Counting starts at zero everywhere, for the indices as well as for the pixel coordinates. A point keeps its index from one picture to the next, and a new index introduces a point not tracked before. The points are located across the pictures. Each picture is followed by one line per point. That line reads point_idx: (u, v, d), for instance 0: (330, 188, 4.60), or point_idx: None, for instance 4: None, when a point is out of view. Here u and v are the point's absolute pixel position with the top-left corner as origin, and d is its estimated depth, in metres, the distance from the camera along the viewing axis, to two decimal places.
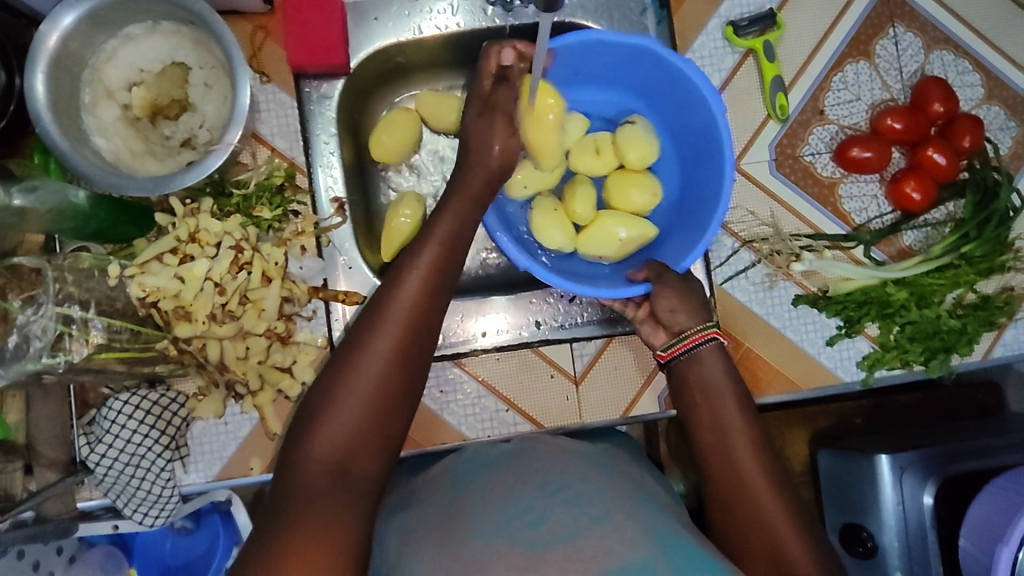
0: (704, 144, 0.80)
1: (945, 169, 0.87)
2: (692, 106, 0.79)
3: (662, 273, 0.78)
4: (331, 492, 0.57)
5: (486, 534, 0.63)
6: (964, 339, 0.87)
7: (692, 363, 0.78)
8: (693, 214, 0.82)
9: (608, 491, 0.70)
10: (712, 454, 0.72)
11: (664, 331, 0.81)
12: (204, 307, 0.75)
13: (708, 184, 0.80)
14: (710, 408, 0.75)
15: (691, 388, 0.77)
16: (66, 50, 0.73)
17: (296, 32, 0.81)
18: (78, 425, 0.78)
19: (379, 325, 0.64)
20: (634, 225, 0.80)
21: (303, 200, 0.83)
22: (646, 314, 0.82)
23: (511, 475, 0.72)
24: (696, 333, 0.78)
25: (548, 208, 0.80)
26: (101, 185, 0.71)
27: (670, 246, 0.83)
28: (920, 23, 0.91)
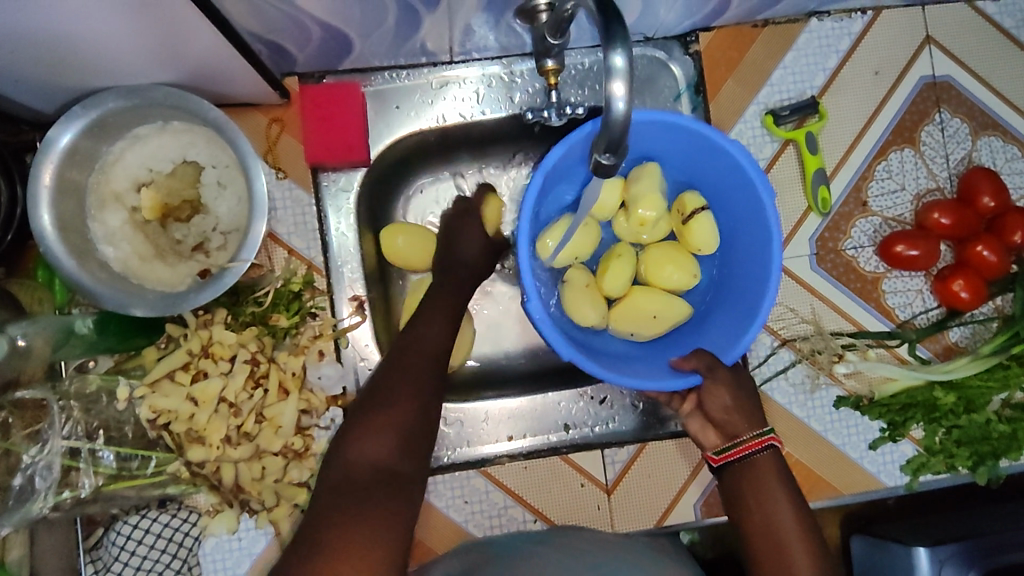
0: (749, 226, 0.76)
1: (995, 266, 0.82)
2: (738, 188, 0.74)
3: (713, 367, 0.72)
4: (375, 490, 0.54)
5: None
6: (1015, 445, 0.82)
7: (749, 471, 0.70)
8: (734, 296, 0.78)
9: (654, 574, 0.67)
10: (770, 569, 0.65)
11: (715, 431, 0.75)
12: (219, 429, 0.71)
13: (752, 268, 0.76)
14: (765, 518, 0.67)
15: (747, 495, 0.69)
16: (66, 179, 0.70)
17: (315, 128, 0.77)
18: (84, 551, 0.73)
19: (397, 363, 0.63)
20: (669, 308, 0.76)
21: (321, 303, 0.78)
22: (692, 410, 0.78)
23: (556, 555, 0.69)
24: (753, 439, 0.71)
25: (580, 284, 0.77)
26: (110, 305, 0.67)
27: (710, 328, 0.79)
28: (967, 108, 0.87)
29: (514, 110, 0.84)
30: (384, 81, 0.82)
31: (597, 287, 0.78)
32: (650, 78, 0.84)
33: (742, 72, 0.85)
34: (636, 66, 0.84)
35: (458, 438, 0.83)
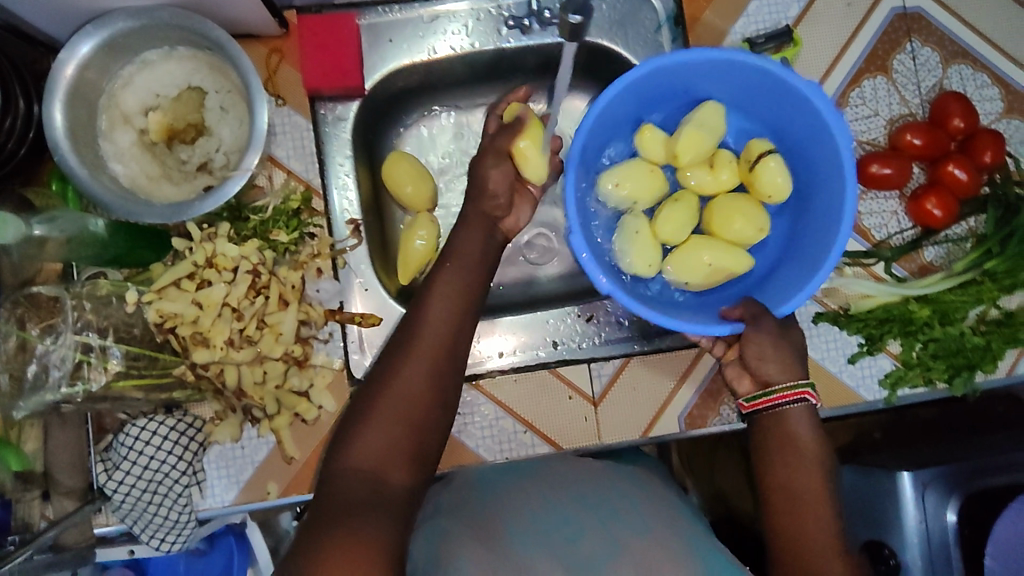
0: (820, 176, 0.75)
1: (966, 185, 0.85)
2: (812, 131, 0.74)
3: (758, 316, 0.72)
4: (366, 505, 0.57)
5: (524, 543, 0.66)
6: (988, 356, 0.85)
7: (776, 421, 0.72)
8: (801, 249, 0.77)
9: (643, 504, 0.73)
10: (780, 514, 0.70)
11: (749, 379, 0.76)
12: (222, 332, 0.75)
13: (820, 220, 0.75)
14: (787, 469, 0.71)
15: (769, 443, 0.72)
16: (83, 79, 0.74)
17: (312, 55, 0.81)
18: (95, 451, 0.78)
19: (412, 350, 0.64)
20: (728, 259, 0.75)
21: (319, 223, 0.82)
22: (733, 357, 0.78)
23: (541, 486, 0.75)
24: (784, 390, 0.72)
25: (637, 229, 0.76)
26: (118, 213, 0.71)
27: (772, 283, 0.78)
28: (937, 38, 0.90)
29: (500, 43, 0.87)
30: (376, 15, 0.86)
31: (654, 234, 0.77)
32: (632, 10, 0.88)
33: (720, 4, 0.89)
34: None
35: None
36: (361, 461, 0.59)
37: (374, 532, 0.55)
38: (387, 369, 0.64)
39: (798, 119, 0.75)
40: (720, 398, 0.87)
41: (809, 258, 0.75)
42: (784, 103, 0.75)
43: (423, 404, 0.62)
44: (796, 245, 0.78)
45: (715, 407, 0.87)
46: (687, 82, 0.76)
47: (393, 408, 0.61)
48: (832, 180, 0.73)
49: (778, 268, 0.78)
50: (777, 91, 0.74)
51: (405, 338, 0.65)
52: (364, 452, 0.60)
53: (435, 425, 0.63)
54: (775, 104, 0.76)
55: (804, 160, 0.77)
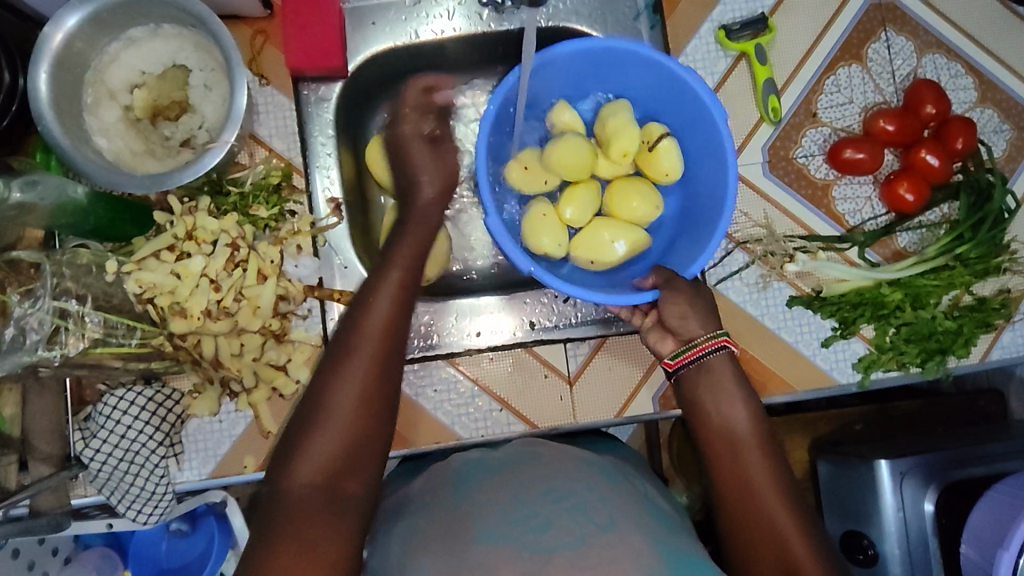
0: (706, 157, 0.78)
1: (937, 170, 0.87)
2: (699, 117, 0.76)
3: (671, 280, 0.74)
4: (320, 513, 0.57)
5: (490, 538, 0.63)
6: (960, 340, 0.86)
7: (703, 374, 0.73)
8: (695, 225, 0.79)
9: (612, 499, 0.69)
10: (722, 464, 0.69)
11: (672, 338, 0.77)
12: (199, 303, 0.76)
13: (710, 198, 0.77)
14: (721, 421, 0.71)
15: (702, 396, 0.72)
16: (70, 50, 0.75)
17: (294, 35, 0.83)
18: (74, 421, 0.78)
19: (358, 346, 0.63)
20: (628, 235, 0.77)
21: (299, 200, 0.84)
22: (653, 322, 0.80)
23: (512, 482, 0.71)
24: (703, 343, 0.73)
25: (542, 214, 0.78)
26: (101, 182, 0.73)
27: (676, 254, 0.80)
28: (911, 27, 0.92)
29: (482, 27, 0.89)
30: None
31: (557, 216, 0.78)
32: None
33: None
34: None
35: (429, 331, 0.88)
36: (312, 467, 0.58)
37: (329, 542, 0.56)
38: (333, 367, 0.62)
39: (683, 104, 0.77)
40: None
41: (704, 230, 0.77)
42: (672, 90, 0.77)
43: (372, 402, 0.61)
44: (692, 220, 0.80)
45: None
46: (583, 73, 0.79)
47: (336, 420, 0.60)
48: (716, 161, 0.76)
49: (678, 242, 0.81)
50: (662, 79, 0.76)
51: (350, 335, 0.63)
52: (314, 456, 0.58)
53: (382, 422, 0.62)
54: (662, 92, 0.78)
55: (694, 142, 0.79)
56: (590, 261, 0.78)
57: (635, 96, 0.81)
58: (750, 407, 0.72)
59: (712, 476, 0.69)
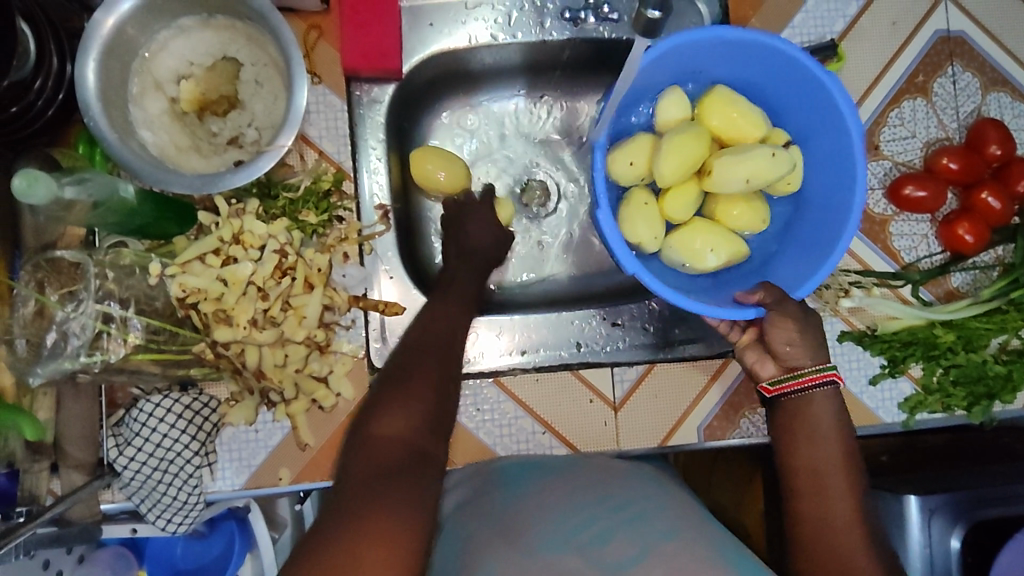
0: (824, 165, 0.76)
1: (999, 213, 0.86)
2: (824, 126, 0.75)
3: (782, 299, 0.73)
4: (394, 476, 0.54)
5: (553, 547, 0.62)
6: (1009, 386, 0.84)
7: (802, 406, 0.73)
8: (803, 236, 0.78)
9: (670, 508, 0.69)
10: (805, 500, 0.69)
11: (772, 362, 0.77)
12: (246, 311, 0.73)
13: (823, 210, 0.76)
14: (809, 450, 0.70)
15: (792, 426, 0.72)
16: (120, 38, 0.71)
17: (353, 34, 0.79)
18: (106, 425, 0.75)
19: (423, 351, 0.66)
20: (727, 244, 0.75)
21: (349, 206, 0.81)
22: (752, 340, 0.79)
23: (570, 486, 0.71)
24: (812, 374, 0.72)
25: (640, 202, 0.75)
26: (148, 180, 0.69)
27: (780, 266, 0.79)
28: (978, 63, 0.90)
29: (544, 36, 0.86)
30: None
31: (656, 207, 0.76)
32: (678, 13, 0.87)
33: (766, 13, 0.88)
34: None
35: (470, 348, 0.85)
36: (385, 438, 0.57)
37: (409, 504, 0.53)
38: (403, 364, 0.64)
39: (814, 110, 0.75)
40: (741, 411, 0.86)
41: (815, 245, 0.76)
42: (808, 95, 0.74)
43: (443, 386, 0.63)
44: (797, 234, 0.79)
45: (736, 420, 0.86)
46: (714, 60, 0.75)
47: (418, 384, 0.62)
48: (840, 174, 0.74)
49: (780, 254, 0.80)
50: (799, 83, 0.74)
51: (415, 347, 0.67)
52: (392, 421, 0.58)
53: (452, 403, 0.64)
54: (794, 95, 0.76)
55: (816, 148, 0.77)
56: (682, 262, 0.76)
57: (764, 94, 0.79)
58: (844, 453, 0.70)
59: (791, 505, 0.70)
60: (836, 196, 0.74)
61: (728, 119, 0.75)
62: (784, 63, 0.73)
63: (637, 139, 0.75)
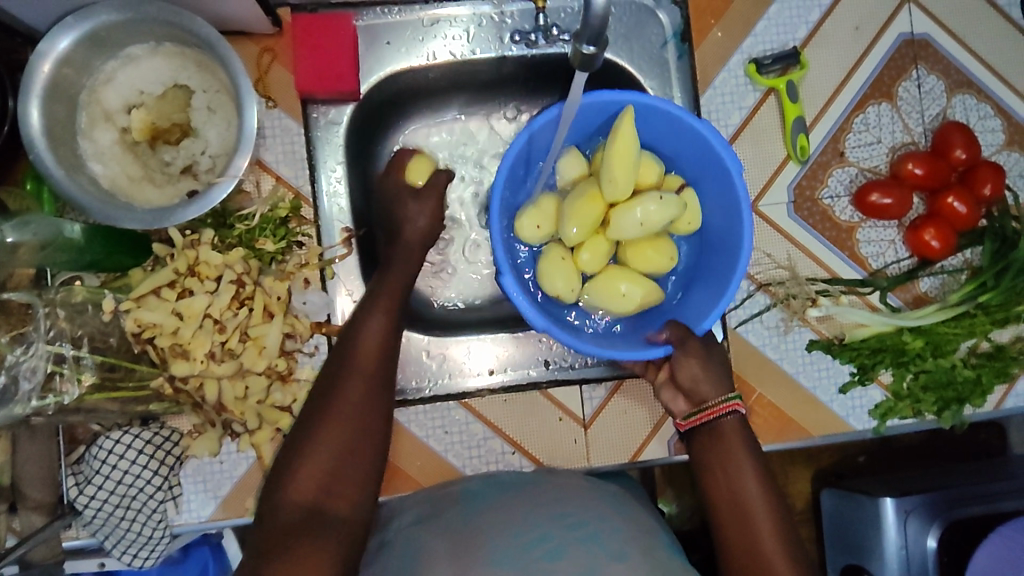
0: (718, 205, 0.77)
1: (965, 217, 0.85)
2: (710, 169, 0.76)
3: (685, 338, 0.74)
4: (306, 532, 0.58)
5: (503, 560, 0.61)
6: (978, 390, 0.85)
7: (713, 437, 0.72)
8: (711, 271, 0.78)
9: (625, 529, 0.68)
10: (729, 529, 0.68)
11: (683, 399, 0.77)
12: (203, 345, 0.72)
13: (723, 247, 0.77)
14: (726, 479, 0.70)
15: (708, 456, 0.72)
16: (61, 77, 0.70)
17: (306, 55, 0.78)
18: (66, 463, 0.74)
19: (352, 368, 0.67)
20: (641, 288, 0.75)
21: (308, 231, 0.80)
22: (665, 378, 0.79)
23: (529, 503, 0.71)
24: (717, 405, 0.72)
25: (556, 257, 0.75)
26: (97, 217, 0.68)
27: (691, 303, 0.79)
28: (943, 66, 0.89)
29: (503, 51, 0.85)
30: (375, 16, 0.83)
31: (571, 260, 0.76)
32: (639, 23, 0.87)
33: (728, 21, 0.87)
34: (624, 13, 0.86)
35: (439, 370, 0.85)
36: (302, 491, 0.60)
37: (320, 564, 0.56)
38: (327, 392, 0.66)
39: (700, 151, 0.75)
40: None
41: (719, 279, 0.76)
42: (694, 139, 0.75)
43: (365, 416, 0.65)
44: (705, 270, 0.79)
45: None
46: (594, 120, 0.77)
47: (333, 434, 0.63)
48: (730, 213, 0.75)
49: (692, 289, 0.80)
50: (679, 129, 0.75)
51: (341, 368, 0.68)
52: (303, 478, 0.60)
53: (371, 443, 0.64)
54: (681, 138, 0.76)
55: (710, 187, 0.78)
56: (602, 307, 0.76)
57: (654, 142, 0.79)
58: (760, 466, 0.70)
59: (721, 540, 0.69)
60: (730, 233, 0.75)
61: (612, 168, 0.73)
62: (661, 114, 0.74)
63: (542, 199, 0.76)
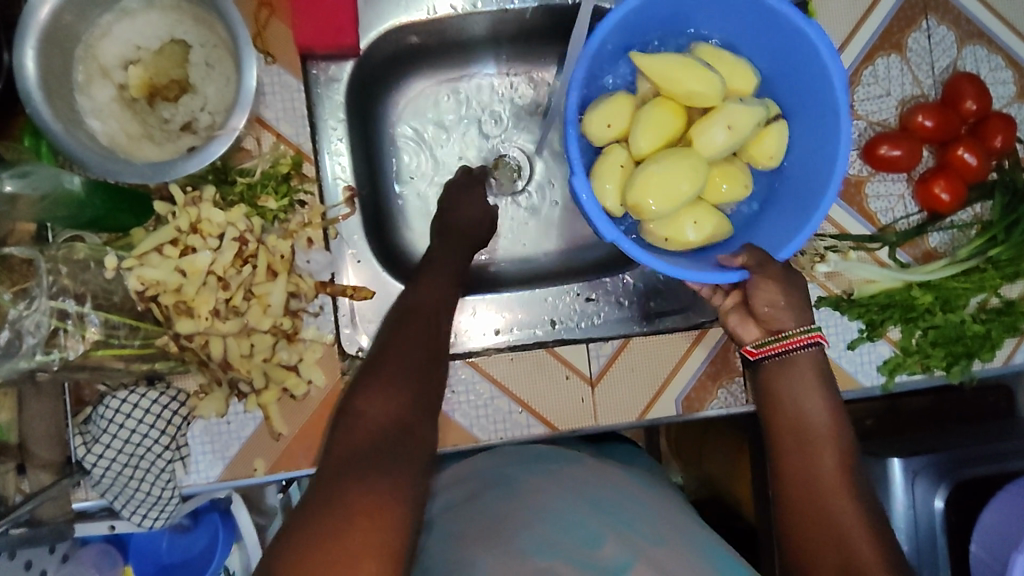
0: (806, 120, 0.74)
1: (975, 169, 0.84)
2: (808, 89, 0.72)
3: (765, 262, 0.70)
4: (384, 448, 0.55)
5: (538, 551, 0.61)
6: (987, 344, 0.84)
7: (788, 366, 0.71)
8: (789, 197, 0.76)
9: (654, 510, 0.72)
10: (789, 458, 0.68)
11: (755, 325, 0.75)
12: (207, 302, 0.71)
13: (805, 175, 0.74)
14: (794, 412, 0.70)
15: (778, 386, 0.71)
16: (58, 25, 0.68)
17: (304, 8, 0.76)
18: (73, 424, 0.74)
19: (408, 321, 0.66)
20: (709, 218, 0.73)
21: (309, 189, 0.79)
22: (734, 305, 0.77)
23: (557, 485, 0.73)
24: (796, 335, 0.71)
25: (615, 163, 0.73)
26: (97, 172, 0.67)
27: (762, 229, 0.76)
28: (954, 16, 0.87)
29: (505, 4, 0.83)
30: None
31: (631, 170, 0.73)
32: None
33: None
34: None
35: None
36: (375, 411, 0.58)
37: (398, 473, 0.54)
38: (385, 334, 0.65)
39: (790, 54, 0.72)
40: (718, 381, 0.85)
41: (799, 205, 0.74)
42: (783, 39, 0.72)
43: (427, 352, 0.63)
44: (781, 199, 0.76)
45: (713, 390, 0.85)
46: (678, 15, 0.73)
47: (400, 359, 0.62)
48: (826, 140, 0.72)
49: (762, 215, 0.77)
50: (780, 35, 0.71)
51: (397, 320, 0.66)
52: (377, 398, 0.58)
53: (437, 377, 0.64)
54: (767, 38, 0.73)
55: (794, 101, 0.75)
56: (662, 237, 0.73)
57: (750, 49, 0.76)
58: (827, 396, 0.70)
59: (776, 465, 0.69)
60: (819, 157, 0.72)
61: (681, 80, 0.70)
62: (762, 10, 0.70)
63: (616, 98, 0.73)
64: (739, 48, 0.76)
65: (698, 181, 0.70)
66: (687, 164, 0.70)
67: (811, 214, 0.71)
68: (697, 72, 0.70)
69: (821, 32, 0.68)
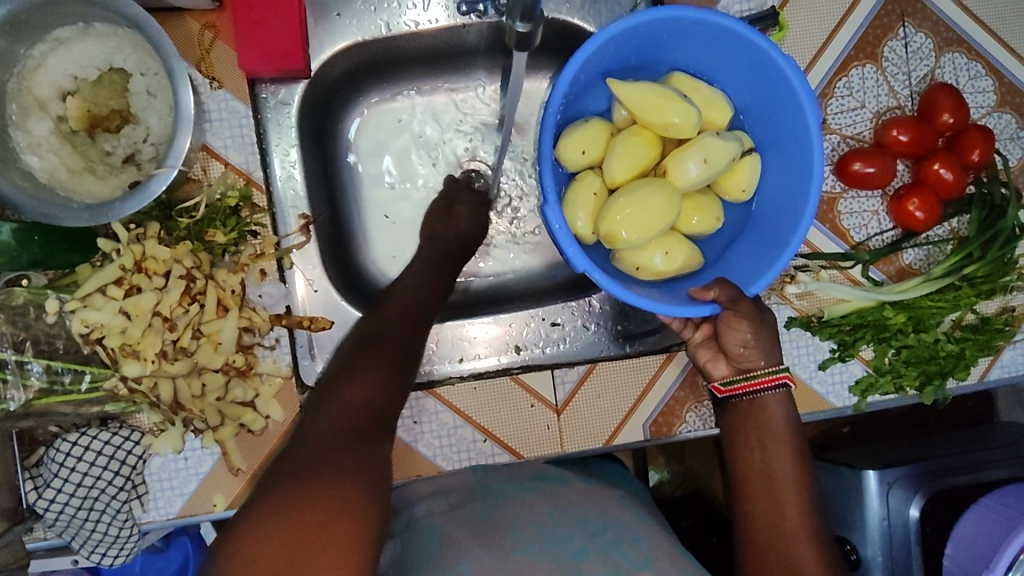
0: (780, 153, 0.72)
1: (952, 185, 0.81)
2: (783, 122, 0.70)
3: (737, 299, 0.68)
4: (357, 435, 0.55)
5: (528, 549, 0.64)
6: (961, 364, 0.82)
7: (754, 408, 0.71)
8: (761, 229, 0.73)
9: (646, 538, 0.70)
10: (757, 503, 0.67)
11: (725, 362, 0.75)
12: (153, 344, 0.70)
13: (777, 208, 0.72)
14: (762, 454, 0.69)
15: (745, 429, 0.70)
16: None
17: (246, 32, 0.72)
18: (24, 468, 0.73)
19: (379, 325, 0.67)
20: (680, 248, 0.71)
21: (261, 220, 0.77)
22: (703, 338, 0.76)
23: (549, 502, 0.73)
24: (765, 376, 0.70)
25: (588, 190, 0.70)
26: (32, 215, 0.64)
27: (734, 261, 0.74)
28: (932, 23, 0.84)
29: (462, 18, 0.80)
30: None
31: (603, 198, 0.71)
32: None
33: None
34: None
35: None
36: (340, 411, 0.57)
37: (366, 456, 0.54)
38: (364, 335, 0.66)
39: (765, 87, 0.70)
40: (686, 405, 0.83)
41: (768, 240, 0.72)
42: (760, 71, 0.69)
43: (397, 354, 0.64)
44: (752, 231, 0.74)
45: (682, 414, 0.83)
46: (655, 42, 0.70)
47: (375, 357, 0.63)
48: (797, 177, 0.70)
49: (732, 247, 0.75)
50: (759, 68, 0.69)
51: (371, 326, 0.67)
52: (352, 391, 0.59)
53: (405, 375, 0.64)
54: (743, 70, 0.71)
55: (770, 133, 0.73)
56: (633, 268, 0.71)
57: (725, 78, 0.73)
58: (793, 439, 0.69)
59: (741, 508, 0.68)
60: (793, 192, 0.70)
61: (656, 111, 0.68)
62: (742, 41, 0.67)
63: (589, 125, 0.71)
64: (715, 76, 0.74)
65: (671, 214, 0.68)
66: (661, 196, 0.68)
67: (782, 250, 0.69)
68: (673, 104, 0.67)
69: (796, 66, 0.66)
